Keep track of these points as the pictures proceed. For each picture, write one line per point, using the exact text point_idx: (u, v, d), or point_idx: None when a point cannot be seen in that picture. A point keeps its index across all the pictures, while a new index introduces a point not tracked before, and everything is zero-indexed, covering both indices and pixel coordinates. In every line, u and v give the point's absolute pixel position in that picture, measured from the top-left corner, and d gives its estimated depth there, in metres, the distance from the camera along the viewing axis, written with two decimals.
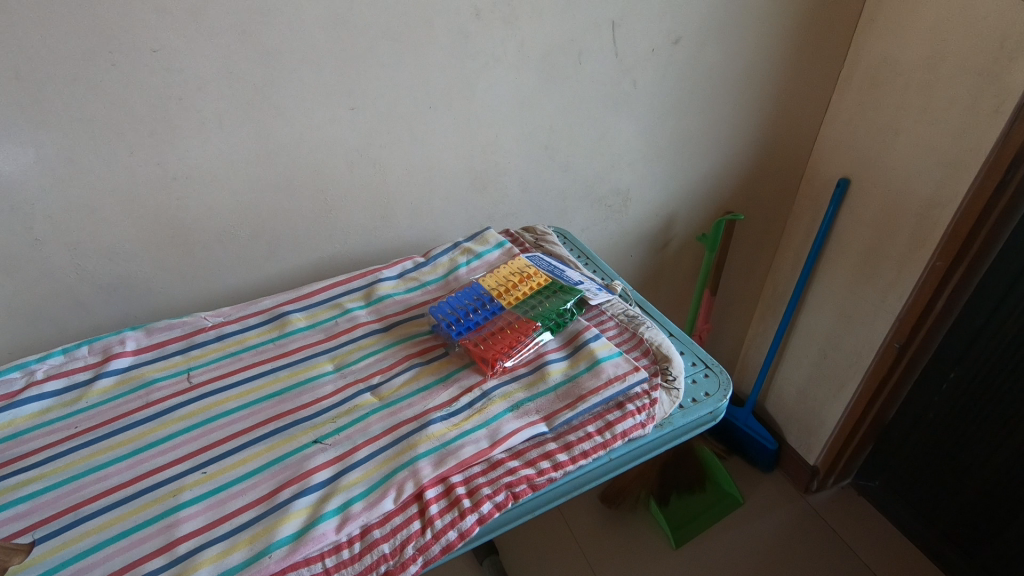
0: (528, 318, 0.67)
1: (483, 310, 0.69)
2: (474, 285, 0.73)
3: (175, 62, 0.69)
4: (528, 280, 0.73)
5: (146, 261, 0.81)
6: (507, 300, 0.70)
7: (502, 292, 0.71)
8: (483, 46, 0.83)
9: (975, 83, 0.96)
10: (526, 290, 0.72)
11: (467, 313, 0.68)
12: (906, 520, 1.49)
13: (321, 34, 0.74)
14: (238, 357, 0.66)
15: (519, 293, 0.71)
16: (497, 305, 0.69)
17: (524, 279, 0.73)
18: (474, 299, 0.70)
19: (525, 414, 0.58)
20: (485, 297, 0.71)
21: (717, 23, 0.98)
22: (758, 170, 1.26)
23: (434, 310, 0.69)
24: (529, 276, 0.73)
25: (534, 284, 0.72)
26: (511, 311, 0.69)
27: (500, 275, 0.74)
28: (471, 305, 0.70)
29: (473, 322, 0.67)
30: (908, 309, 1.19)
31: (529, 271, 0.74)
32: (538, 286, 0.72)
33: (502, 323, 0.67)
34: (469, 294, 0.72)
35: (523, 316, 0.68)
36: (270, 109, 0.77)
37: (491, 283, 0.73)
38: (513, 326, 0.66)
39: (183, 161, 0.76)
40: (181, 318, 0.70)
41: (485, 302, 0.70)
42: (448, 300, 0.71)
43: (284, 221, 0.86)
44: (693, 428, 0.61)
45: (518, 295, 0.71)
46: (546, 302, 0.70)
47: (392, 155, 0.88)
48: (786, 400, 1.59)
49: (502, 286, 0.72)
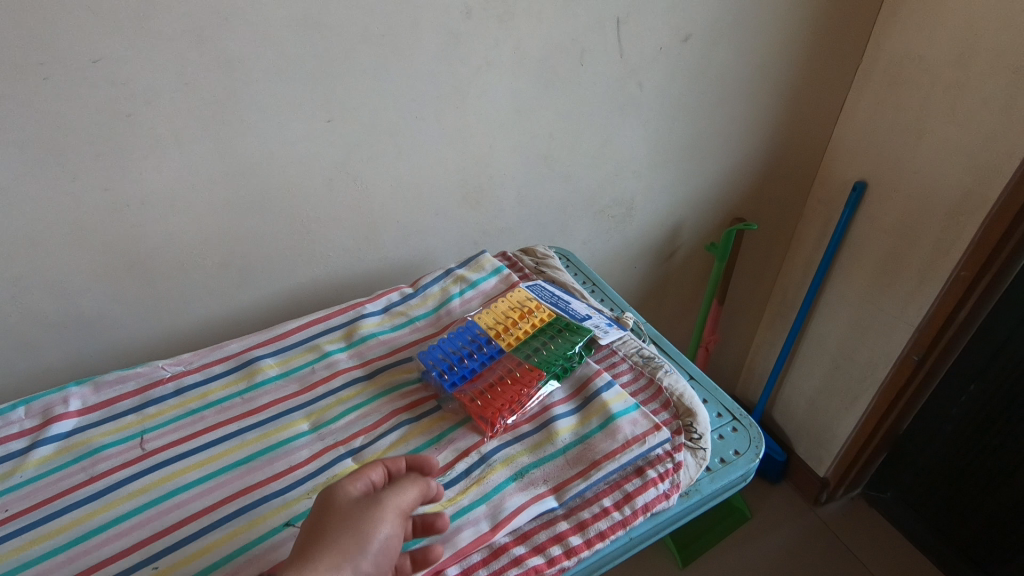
0: (532, 365, 0.59)
1: (480, 354, 0.61)
2: (469, 322, 0.65)
3: (120, 74, 0.60)
4: (529, 316, 0.65)
5: (99, 296, 0.72)
6: (507, 341, 0.62)
7: (501, 331, 0.63)
8: (476, 48, 0.74)
9: (1011, 82, 0.85)
10: (528, 328, 0.64)
11: (462, 359, 0.60)
12: (922, 538, 1.35)
13: (291, 39, 0.65)
14: (201, 416, 0.58)
15: (520, 332, 0.63)
16: (496, 349, 0.62)
17: (525, 315, 0.65)
18: (469, 341, 0.62)
19: (532, 485, 0.51)
20: (481, 337, 0.63)
21: (731, 19, 0.89)
22: (771, 174, 1.16)
23: (424, 356, 0.61)
24: (530, 311, 0.65)
25: (537, 321, 0.65)
26: (511, 354, 0.61)
27: (498, 309, 0.66)
28: (466, 348, 0.62)
29: (469, 370, 0.60)
30: (930, 320, 1.07)
31: (531, 305, 0.66)
32: (541, 324, 0.64)
33: (502, 370, 0.60)
34: (463, 333, 0.64)
35: (525, 362, 0.60)
36: (235, 124, 0.68)
37: (488, 319, 0.65)
38: (514, 375, 0.59)
39: (137, 186, 0.67)
40: (135, 369, 0.62)
41: (482, 345, 0.62)
42: (440, 341, 0.63)
43: (257, 246, 0.77)
44: (720, 494, 0.54)
45: (519, 335, 0.63)
46: (551, 343, 0.62)
47: (376, 170, 0.79)
48: (794, 410, 1.47)
49: (501, 324, 0.64)
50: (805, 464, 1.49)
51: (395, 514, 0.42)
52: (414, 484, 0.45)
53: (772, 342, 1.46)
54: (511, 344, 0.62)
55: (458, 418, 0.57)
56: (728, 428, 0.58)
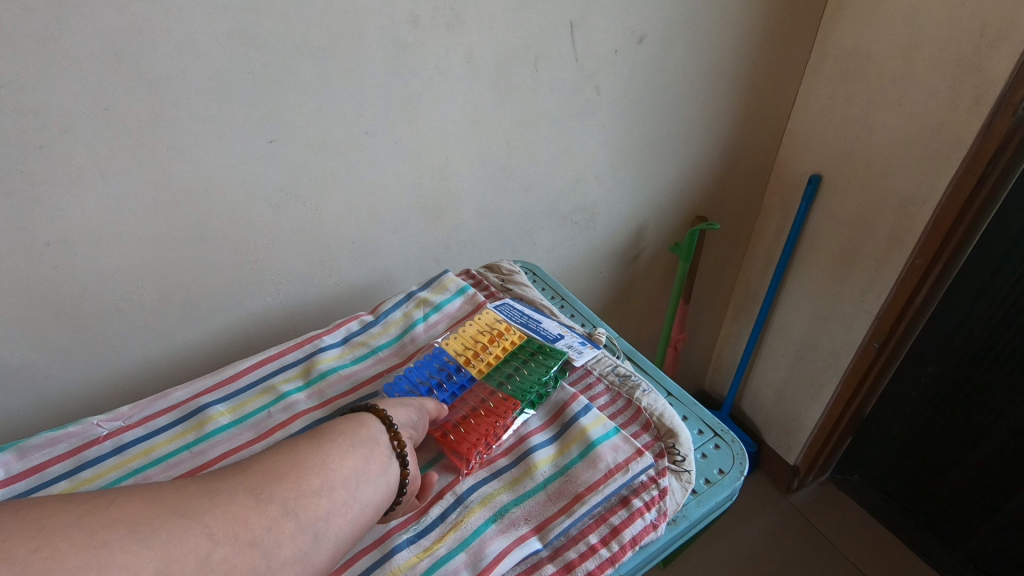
0: (506, 393, 0.57)
1: (450, 384, 0.58)
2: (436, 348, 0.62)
3: (28, 101, 0.54)
4: (499, 340, 0.63)
5: (21, 344, 0.65)
6: (477, 368, 0.60)
7: (471, 358, 0.61)
8: (426, 57, 0.71)
9: (953, 73, 0.84)
10: (498, 353, 0.62)
11: (432, 390, 0.58)
12: (889, 517, 1.34)
13: (223, 55, 0.59)
14: (144, 478, 0.53)
15: (491, 357, 0.61)
16: (467, 377, 0.59)
17: (495, 339, 0.63)
18: (437, 370, 0.60)
19: (512, 526, 0.48)
20: (451, 366, 0.60)
21: (684, 18, 0.87)
22: (730, 173, 1.15)
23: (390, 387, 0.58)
24: (501, 334, 0.63)
25: (507, 344, 0.63)
26: (483, 382, 0.59)
27: (466, 334, 0.64)
28: (435, 377, 0.59)
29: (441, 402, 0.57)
30: (888, 306, 1.06)
31: (501, 326, 0.64)
32: (512, 348, 0.63)
33: (475, 401, 0.57)
34: (430, 361, 0.61)
35: (499, 391, 0.57)
36: (166, 149, 0.62)
37: (456, 345, 0.62)
38: (488, 404, 0.56)
39: (57, 223, 0.61)
40: (65, 428, 0.56)
41: (451, 373, 0.60)
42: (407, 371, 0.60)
43: (200, 278, 0.72)
44: (708, 517, 0.53)
45: (490, 361, 0.61)
46: (524, 368, 0.60)
47: (326, 190, 0.74)
48: (763, 402, 1.45)
49: (471, 349, 0.62)
50: (773, 453, 1.47)
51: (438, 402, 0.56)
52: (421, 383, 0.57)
53: (737, 335, 1.45)
54: (482, 371, 0.60)
55: (430, 456, 0.54)
56: (711, 445, 0.58)
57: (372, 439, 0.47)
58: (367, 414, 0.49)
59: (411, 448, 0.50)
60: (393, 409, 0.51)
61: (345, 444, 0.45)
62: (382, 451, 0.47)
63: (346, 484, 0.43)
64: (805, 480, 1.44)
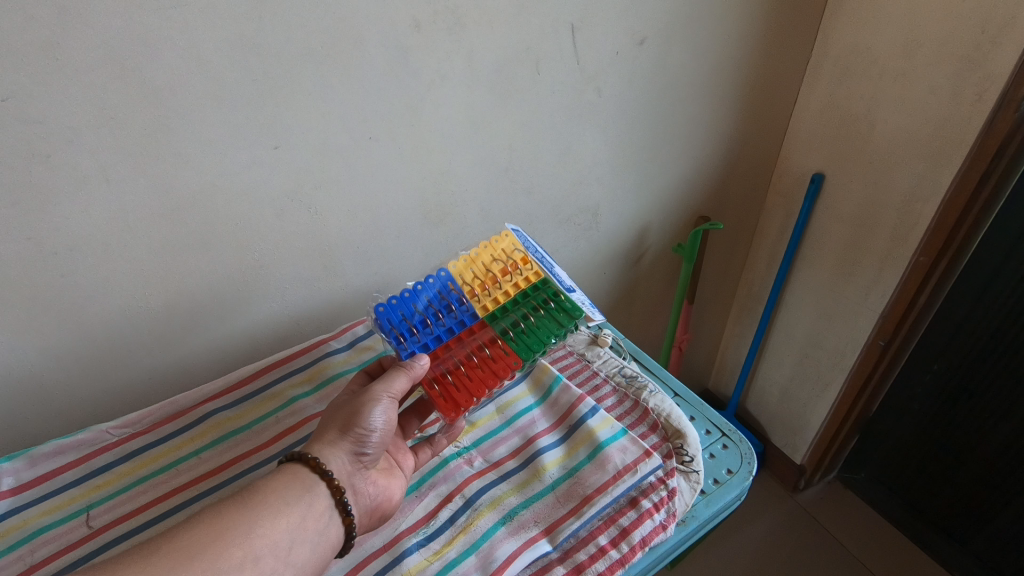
0: (506, 344, 0.56)
1: (446, 320, 0.57)
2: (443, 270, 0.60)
3: (33, 112, 0.54)
4: (512, 275, 0.60)
5: (28, 353, 0.65)
6: (480, 304, 0.59)
7: (477, 289, 0.59)
8: (427, 62, 0.71)
9: (954, 70, 0.84)
10: (508, 290, 0.59)
11: (427, 322, 0.57)
12: (898, 516, 1.32)
13: (225, 62, 0.60)
14: (154, 484, 0.56)
15: (498, 294, 0.59)
16: (468, 316, 0.58)
17: (509, 273, 0.60)
18: (439, 301, 0.58)
19: (522, 528, 0.49)
20: (454, 298, 0.58)
21: (684, 18, 0.87)
22: (733, 172, 1.15)
23: (383, 307, 0.57)
24: (515, 268, 0.60)
25: (520, 281, 0.60)
26: (483, 325, 0.58)
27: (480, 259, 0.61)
28: (435, 310, 0.58)
29: (434, 340, 0.57)
30: (893, 303, 1.05)
31: (518, 259, 0.61)
32: (524, 287, 0.60)
33: (470, 346, 0.57)
34: (434, 286, 0.59)
35: (498, 345, 0.56)
36: (169, 156, 0.62)
37: (465, 271, 0.60)
38: (485, 356, 0.56)
39: (63, 232, 0.61)
40: (76, 435, 0.59)
41: (452, 307, 0.58)
42: (409, 292, 0.58)
43: (205, 285, 0.72)
44: (718, 517, 0.53)
45: (496, 298, 0.59)
46: (532, 318, 0.58)
47: (329, 195, 0.74)
48: (768, 401, 1.44)
49: (480, 281, 0.60)
50: (781, 453, 1.46)
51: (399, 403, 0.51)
52: (400, 372, 0.50)
53: (741, 335, 1.44)
54: (485, 308, 0.59)
55: (441, 457, 0.56)
56: (719, 445, 0.58)
57: (308, 492, 0.44)
58: (298, 465, 0.45)
59: (360, 480, 0.48)
60: (329, 449, 0.47)
61: (274, 504, 0.41)
62: (321, 503, 0.44)
63: (277, 552, 0.40)
64: (812, 480, 1.43)
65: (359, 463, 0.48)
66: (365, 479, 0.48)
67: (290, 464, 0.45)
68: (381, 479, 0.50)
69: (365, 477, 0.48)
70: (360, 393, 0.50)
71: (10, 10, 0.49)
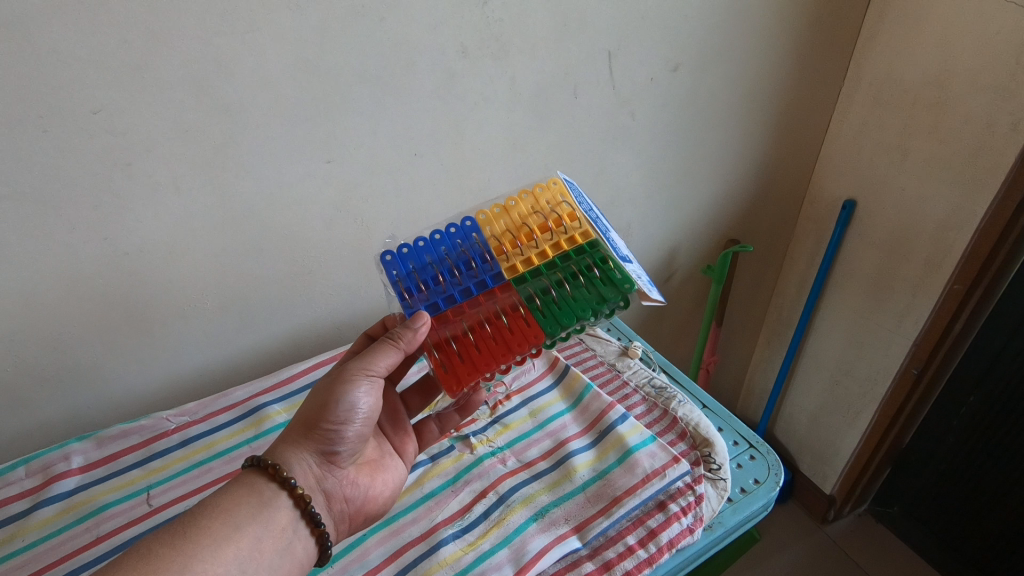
0: (531, 317, 0.52)
1: (463, 280, 0.54)
2: (470, 219, 0.56)
3: (120, 124, 0.60)
4: (552, 233, 0.56)
5: (96, 346, 0.70)
6: (508, 264, 0.55)
7: (506, 246, 0.55)
8: (472, 85, 0.75)
9: (988, 99, 0.84)
10: (543, 250, 0.55)
11: (440, 279, 0.54)
12: (933, 554, 1.27)
13: (288, 83, 0.65)
14: (208, 466, 0.64)
15: (531, 254, 0.55)
16: (490, 280, 0.54)
17: (548, 231, 0.56)
18: (458, 257, 0.55)
19: (554, 524, 0.55)
20: (475, 255, 0.55)
21: (717, 47, 0.90)
22: (763, 197, 1.17)
23: (392, 256, 0.55)
24: (555, 228, 0.56)
25: (560, 241, 0.56)
26: (507, 287, 0.55)
27: (513, 210, 0.57)
28: (452, 268, 0.55)
29: (445, 300, 0.54)
30: (927, 331, 1.03)
31: (559, 217, 0.56)
32: (565, 248, 0.56)
33: (485, 311, 0.54)
34: (456, 239, 0.56)
35: (516, 315, 0.53)
36: (233, 168, 0.67)
37: (494, 223, 0.56)
38: (501, 327, 0.53)
39: (135, 234, 0.66)
40: (138, 422, 0.68)
41: (472, 267, 0.55)
42: (425, 243, 0.56)
43: (257, 289, 0.77)
44: (743, 523, 0.59)
45: (528, 257, 0.55)
46: (567, 286, 0.54)
47: (373, 208, 0.79)
48: (795, 429, 1.41)
49: (511, 236, 0.56)
50: (809, 482, 1.40)
51: (372, 390, 0.52)
52: (379, 356, 0.51)
53: (770, 361, 1.43)
54: (514, 267, 0.55)
55: (475, 455, 0.63)
56: (746, 456, 0.65)
57: (264, 508, 0.45)
58: (257, 476, 0.47)
59: (334, 480, 0.51)
60: (292, 455, 0.49)
61: (221, 532, 0.42)
62: (283, 518, 0.46)
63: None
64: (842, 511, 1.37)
65: (327, 462, 0.51)
66: (334, 478, 0.51)
67: (251, 473, 0.47)
68: (352, 473, 0.53)
69: (334, 476, 0.51)
70: (331, 383, 0.51)
71: (107, 33, 0.55)
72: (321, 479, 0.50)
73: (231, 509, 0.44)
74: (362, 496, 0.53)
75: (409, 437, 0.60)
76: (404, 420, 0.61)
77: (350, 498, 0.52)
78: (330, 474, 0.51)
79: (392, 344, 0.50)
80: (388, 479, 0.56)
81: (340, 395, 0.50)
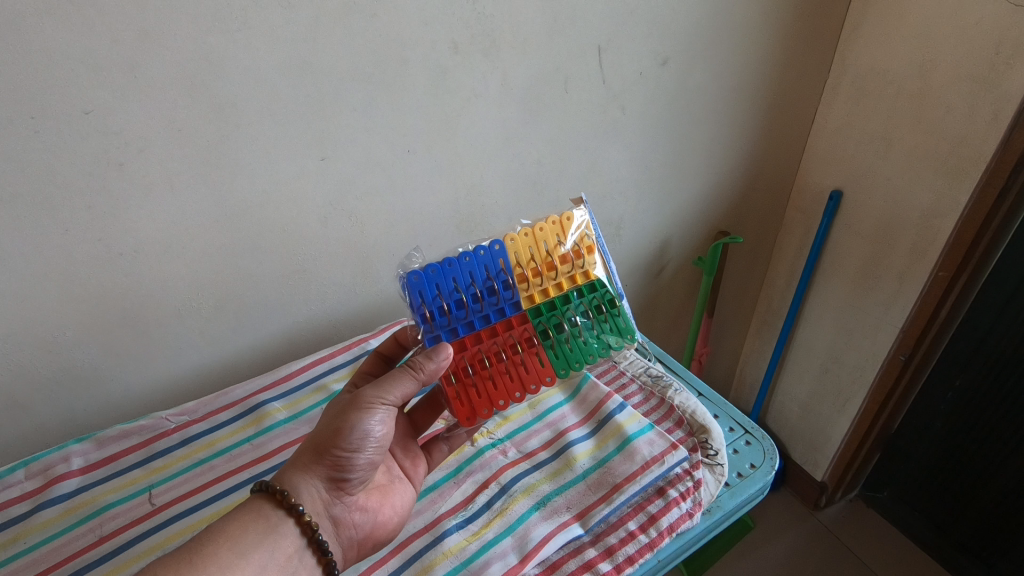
0: (544, 355, 0.55)
1: (485, 307, 0.55)
2: (498, 242, 0.55)
3: (112, 123, 0.60)
4: (572, 266, 0.58)
5: (92, 348, 0.71)
6: (527, 293, 0.57)
7: (528, 275, 0.56)
8: (464, 81, 0.76)
9: (969, 89, 0.86)
10: (561, 283, 0.57)
11: (463, 305, 0.55)
12: (923, 537, 1.28)
13: (282, 81, 0.65)
14: (210, 464, 0.67)
15: (549, 286, 0.57)
16: (510, 309, 0.56)
17: (569, 262, 0.57)
18: (483, 282, 0.55)
19: (555, 513, 0.57)
20: (499, 282, 0.55)
21: (704, 40, 0.91)
22: (751, 190, 1.18)
23: (418, 276, 0.54)
24: (578, 258, 0.58)
25: (576, 276, 0.58)
26: (523, 318, 0.57)
27: (544, 234, 0.56)
28: (476, 295, 0.55)
29: (464, 326, 0.56)
30: (913, 319, 1.04)
31: (585, 245, 0.58)
32: (580, 283, 0.58)
33: (501, 342, 0.56)
34: (484, 263, 0.55)
35: (532, 351, 0.56)
36: (228, 167, 0.67)
37: (522, 247, 0.56)
38: (516, 362, 0.55)
39: (129, 234, 0.66)
40: (138, 423, 0.71)
41: (495, 294, 0.56)
42: (452, 265, 0.54)
43: (254, 288, 0.77)
44: (742, 507, 0.61)
45: (545, 289, 0.57)
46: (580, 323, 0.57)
47: (367, 205, 0.79)
48: (787, 417, 1.42)
49: (536, 265, 0.56)
50: (801, 469, 1.42)
51: (386, 417, 0.51)
52: (401, 383, 0.51)
53: (760, 351, 1.45)
54: (532, 299, 0.57)
55: (475, 447, 0.65)
56: (742, 441, 0.68)
57: (269, 534, 0.45)
58: (265, 502, 0.47)
59: (344, 504, 0.51)
60: (302, 481, 0.48)
61: (210, 549, 0.42)
62: (289, 545, 0.46)
63: None
64: (834, 497, 1.39)
65: (335, 487, 0.50)
66: (342, 504, 0.51)
67: (259, 499, 0.47)
68: (361, 499, 0.52)
69: (342, 502, 0.51)
70: (344, 410, 0.50)
71: (97, 32, 0.55)
72: (330, 505, 0.50)
73: (240, 538, 0.44)
74: (370, 522, 0.53)
75: (420, 458, 0.60)
76: (414, 444, 0.60)
77: (358, 524, 0.52)
78: (339, 500, 0.50)
79: (411, 373, 0.51)
80: (397, 504, 0.55)
81: (354, 423, 0.49)
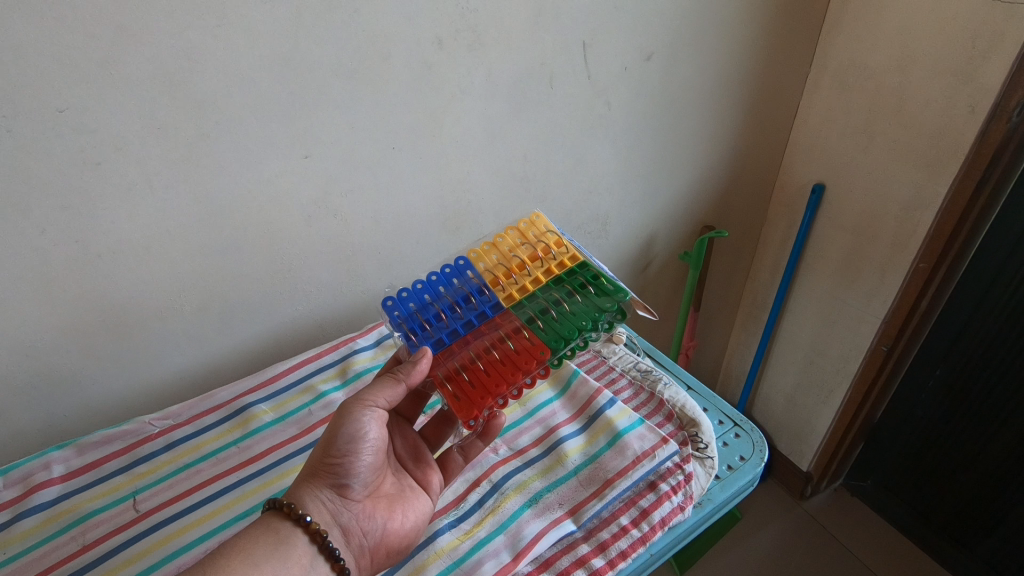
0: (533, 336, 0.53)
1: (464, 313, 0.56)
2: (462, 260, 0.61)
3: (89, 122, 0.58)
4: (544, 260, 0.59)
5: (71, 352, 0.69)
6: (505, 293, 0.57)
7: (500, 279, 0.58)
8: (449, 77, 0.75)
9: (947, 83, 0.87)
10: (536, 277, 0.57)
11: (442, 316, 0.57)
12: (905, 524, 1.30)
13: (264, 77, 0.64)
14: (196, 469, 0.66)
15: (525, 282, 0.57)
16: (490, 309, 0.56)
17: (539, 259, 0.59)
18: (456, 293, 0.58)
19: (548, 509, 0.57)
20: (472, 290, 0.58)
21: (688, 34, 0.91)
22: (735, 185, 1.19)
23: (393, 301, 0.59)
24: (548, 254, 0.59)
25: (550, 267, 0.58)
26: (507, 314, 0.56)
27: (502, 247, 0.61)
28: (452, 304, 0.57)
29: (451, 334, 0.55)
30: (895, 310, 1.06)
31: (549, 240, 0.60)
32: (557, 272, 0.58)
33: (490, 337, 0.55)
34: (452, 278, 0.59)
35: (521, 335, 0.53)
36: (210, 165, 0.66)
37: (485, 261, 0.60)
38: (507, 350, 0.53)
39: (108, 235, 0.65)
40: (120, 429, 0.70)
41: (472, 301, 0.57)
42: (423, 284, 0.59)
43: (238, 289, 0.76)
44: (732, 500, 0.62)
45: (522, 286, 0.57)
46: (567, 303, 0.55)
47: (352, 203, 0.78)
48: (773, 409, 1.44)
49: (503, 271, 0.59)
50: (787, 460, 1.44)
51: (377, 420, 0.51)
52: (378, 391, 0.51)
53: (745, 344, 1.46)
54: (510, 296, 0.57)
55: None
56: (731, 434, 0.68)
57: (281, 546, 0.45)
58: (274, 517, 0.47)
59: (355, 511, 0.50)
60: (306, 492, 0.48)
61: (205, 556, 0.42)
62: (302, 555, 0.46)
63: None
64: (819, 487, 1.41)
65: (340, 495, 0.50)
66: (350, 511, 0.49)
67: (272, 516, 0.47)
68: (368, 507, 0.51)
69: (349, 509, 0.50)
70: (334, 419, 0.51)
71: (71, 29, 0.54)
72: (337, 513, 0.49)
73: (248, 548, 0.44)
74: (382, 529, 0.51)
75: (434, 469, 0.58)
76: (427, 453, 0.58)
77: (368, 532, 0.50)
78: (345, 507, 0.49)
79: (392, 379, 0.51)
80: (409, 511, 0.53)
81: (340, 428, 0.50)
